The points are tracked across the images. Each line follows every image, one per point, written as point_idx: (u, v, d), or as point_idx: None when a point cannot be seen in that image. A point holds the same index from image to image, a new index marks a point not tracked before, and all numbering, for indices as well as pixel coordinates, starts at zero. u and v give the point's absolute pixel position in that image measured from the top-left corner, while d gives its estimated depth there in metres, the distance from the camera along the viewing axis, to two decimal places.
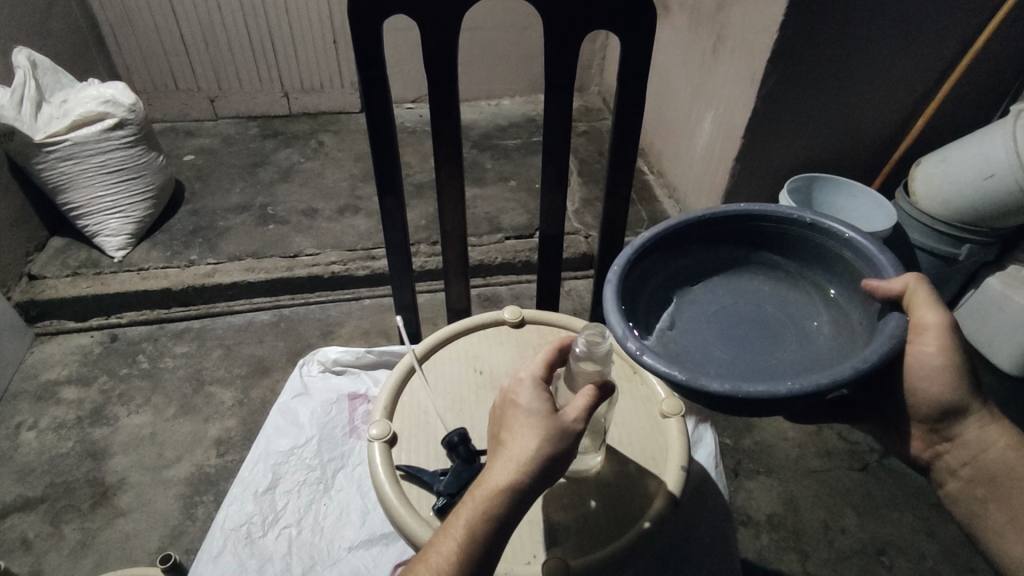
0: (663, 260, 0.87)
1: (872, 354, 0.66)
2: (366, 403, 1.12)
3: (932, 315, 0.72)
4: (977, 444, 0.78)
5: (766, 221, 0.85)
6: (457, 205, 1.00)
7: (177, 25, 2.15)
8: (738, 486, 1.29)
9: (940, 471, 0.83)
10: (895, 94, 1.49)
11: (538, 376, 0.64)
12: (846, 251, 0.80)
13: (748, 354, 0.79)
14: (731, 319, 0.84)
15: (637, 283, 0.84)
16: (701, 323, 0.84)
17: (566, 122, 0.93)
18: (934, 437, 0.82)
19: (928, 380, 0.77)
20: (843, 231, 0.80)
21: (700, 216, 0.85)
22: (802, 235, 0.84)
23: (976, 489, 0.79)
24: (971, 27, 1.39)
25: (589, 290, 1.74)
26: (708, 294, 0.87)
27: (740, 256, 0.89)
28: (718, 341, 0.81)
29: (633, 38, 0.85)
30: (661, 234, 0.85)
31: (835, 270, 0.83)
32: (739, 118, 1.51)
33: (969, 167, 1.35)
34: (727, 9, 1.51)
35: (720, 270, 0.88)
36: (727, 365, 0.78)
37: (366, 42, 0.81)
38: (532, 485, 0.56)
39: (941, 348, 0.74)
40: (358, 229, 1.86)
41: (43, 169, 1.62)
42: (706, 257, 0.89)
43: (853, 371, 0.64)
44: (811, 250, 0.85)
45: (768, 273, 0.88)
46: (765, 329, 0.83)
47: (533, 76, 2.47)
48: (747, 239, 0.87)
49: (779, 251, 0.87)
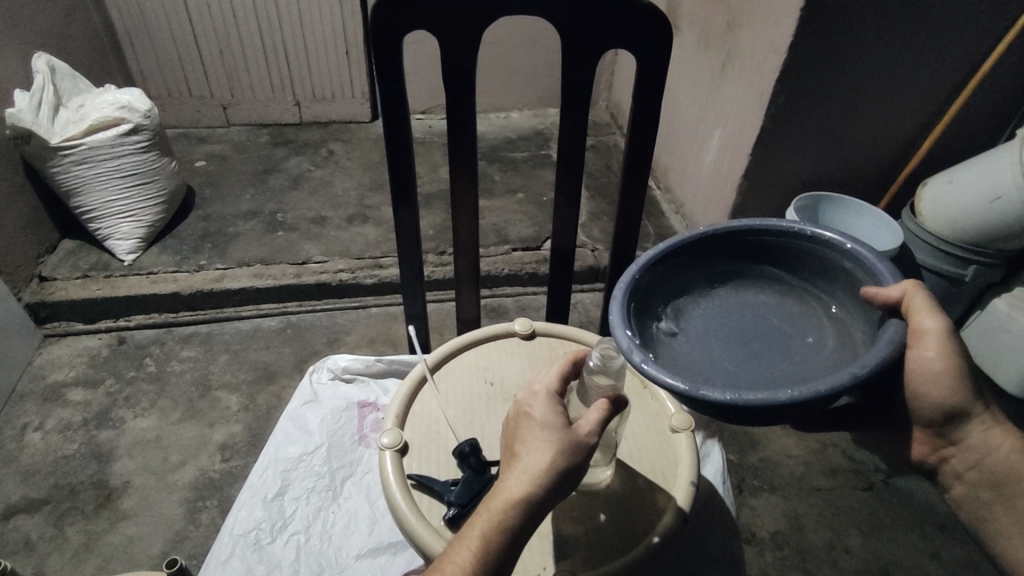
0: (669, 276, 0.88)
1: (872, 361, 0.66)
2: (376, 411, 1.13)
3: (929, 320, 0.74)
4: (982, 448, 0.80)
5: (766, 236, 0.86)
6: (470, 215, 1.01)
7: (192, 33, 2.19)
8: (742, 502, 1.29)
9: (947, 475, 0.85)
10: (903, 115, 1.50)
11: (552, 389, 0.64)
12: (846, 261, 0.81)
13: (753, 365, 0.79)
14: (737, 332, 0.84)
15: (642, 298, 0.85)
16: (706, 336, 0.84)
17: (579, 137, 0.94)
18: (939, 441, 0.85)
19: (930, 384, 0.79)
20: (844, 243, 0.81)
21: (703, 233, 0.86)
22: (804, 248, 0.85)
23: (982, 492, 0.82)
24: (979, 50, 1.41)
25: (595, 303, 1.75)
26: (713, 308, 0.87)
27: (743, 271, 0.89)
28: (724, 353, 0.82)
29: (648, 56, 0.86)
30: (665, 250, 0.86)
31: (836, 281, 0.84)
32: (747, 136, 1.52)
33: (976, 189, 1.36)
34: (737, 28, 1.53)
35: (724, 285, 0.89)
36: (732, 376, 0.78)
37: (385, 56, 0.83)
38: (544, 496, 0.57)
39: (940, 352, 0.76)
40: (367, 238, 1.88)
41: (58, 171, 1.64)
42: (711, 271, 0.89)
43: (853, 377, 0.64)
44: (812, 263, 0.86)
45: (772, 286, 0.88)
46: (770, 341, 0.83)
47: (543, 90, 2.50)
48: (749, 254, 0.88)
49: (781, 264, 0.88)
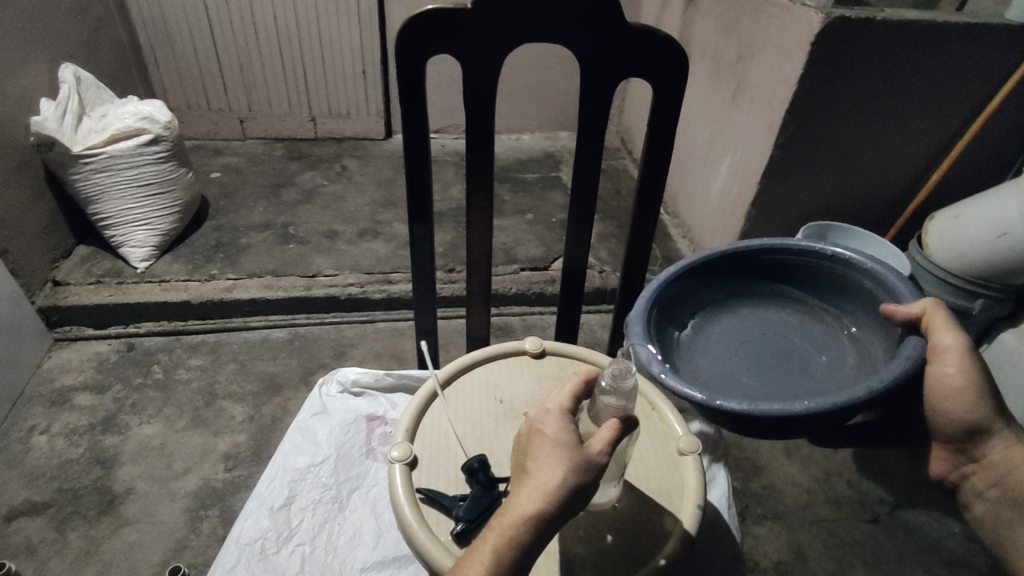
0: (696, 290, 1.05)
1: (888, 377, 0.82)
2: (384, 425, 1.14)
3: (950, 337, 0.84)
4: (1003, 465, 0.86)
5: (788, 255, 1.04)
6: (484, 234, 1.03)
7: (214, 49, 2.24)
8: (745, 530, 1.28)
9: (968, 493, 0.92)
10: (910, 150, 1.53)
11: (564, 407, 0.65)
12: (867, 279, 0.98)
13: (776, 376, 0.97)
14: (758, 346, 1.02)
15: (667, 308, 1.01)
16: (735, 340, 1.03)
17: (592, 161, 0.97)
18: (962, 458, 0.91)
19: (951, 400, 0.86)
20: (865, 263, 0.98)
21: (724, 251, 1.03)
22: (822, 265, 1.03)
23: (1004, 511, 0.88)
24: (986, 87, 1.43)
25: (602, 325, 1.76)
26: (736, 323, 1.05)
27: (764, 289, 1.07)
28: (747, 365, 0.99)
29: (661, 86, 0.89)
30: (692, 266, 1.02)
31: (857, 299, 1.01)
32: (756, 164, 1.55)
33: (982, 224, 1.38)
34: (748, 59, 1.56)
35: (747, 304, 1.07)
36: (754, 387, 0.95)
37: (408, 79, 0.85)
38: (557, 514, 0.57)
39: (961, 369, 0.84)
40: (377, 253, 1.90)
41: (78, 179, 1.68)
42: (736, 288, 1.07)
43: (871, 391, 0.80)
44: (831, 278, 1.03)
45: (790, 304, 1.07)
46: (792, 355, 1.00)
47: (553, 113, 2.54)
48: (769, 271, 1.06)
49: (798, 283, 1.06)
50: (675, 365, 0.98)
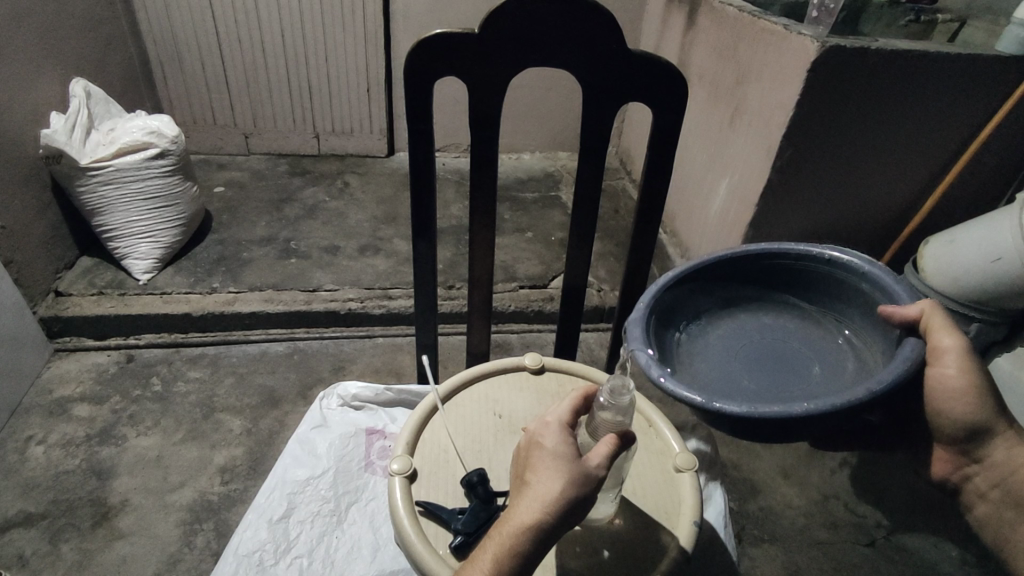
0: (694, 296, 1.07)
1: (886, 379, 0.82)
2: (383, 439, 1.14)
3: (948, 339, 0.86)
4: (1006, 466, 0.88)
5: (786, 260, 1.05)
6: (486, 251, 1.05)
7: (222, 66, 2.29)
8: (741, 552, 1.28)
9: (970, 493, 0.94)
10: (906, 174, 1.56)
11: (564, 420, 0.67)
12: (864, 283, 0.99)
13: (775, 380, 0.98)
14: (757, 350, 1.03)
15: (666, 313, 1.03)
16: (734, 346, 1.04)
17: (595, 181, 0.99)
18: (963, 460, 0.94)
19: (954, 401, 0.89)
20: (862, 267, 0.99)
21: (722, 257, 1.04)
22: (820, 269, 1.04)
23: (1007, 511, 0.89)
24: (980, 114, 1.47)
25: (600, 343, 1.77)
26: (735, 328, 1.07)
27: (762, 294, 1.09)
28: (746, 369, 1.00)
29: (663, 108, 0.92)
30: (689, 272, 1.04)
31: (853, 303, 1.02)
32: (753, 186, 1.57)
33: (978, 249, 1.39)
34: (746, 83, 1.60)
35: (746, 309, 1.09)
36: (753, 389, 0.97)
37: (415, 100, 0.88)
38: (554, 526, 0.58)
39: (961, 369, 0.86)
40: (377, 269, 1.92)
41: (84, 191, 1.70)
42: (735, 293, 1.09)
43: (869, 393, 0.80)
44: (830, 282, 1.04)
45: (789, 310, 1.08)
46: (789, 359, 1.02)
47: (553, 134, 2.58)
48: (767, 277, 1.08)
49: (796, 287, 1.08)
50: (674, 370, 0.99)
